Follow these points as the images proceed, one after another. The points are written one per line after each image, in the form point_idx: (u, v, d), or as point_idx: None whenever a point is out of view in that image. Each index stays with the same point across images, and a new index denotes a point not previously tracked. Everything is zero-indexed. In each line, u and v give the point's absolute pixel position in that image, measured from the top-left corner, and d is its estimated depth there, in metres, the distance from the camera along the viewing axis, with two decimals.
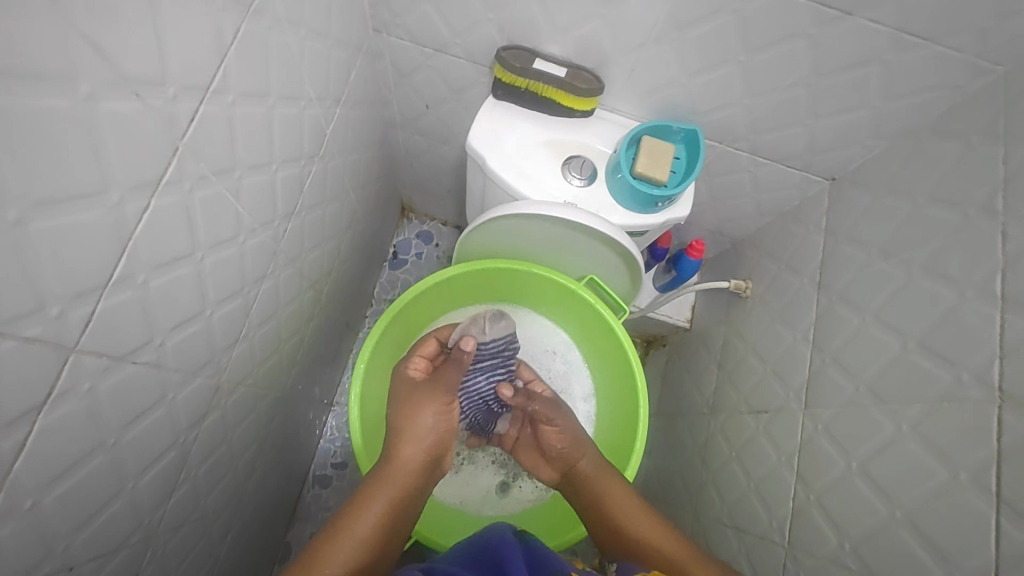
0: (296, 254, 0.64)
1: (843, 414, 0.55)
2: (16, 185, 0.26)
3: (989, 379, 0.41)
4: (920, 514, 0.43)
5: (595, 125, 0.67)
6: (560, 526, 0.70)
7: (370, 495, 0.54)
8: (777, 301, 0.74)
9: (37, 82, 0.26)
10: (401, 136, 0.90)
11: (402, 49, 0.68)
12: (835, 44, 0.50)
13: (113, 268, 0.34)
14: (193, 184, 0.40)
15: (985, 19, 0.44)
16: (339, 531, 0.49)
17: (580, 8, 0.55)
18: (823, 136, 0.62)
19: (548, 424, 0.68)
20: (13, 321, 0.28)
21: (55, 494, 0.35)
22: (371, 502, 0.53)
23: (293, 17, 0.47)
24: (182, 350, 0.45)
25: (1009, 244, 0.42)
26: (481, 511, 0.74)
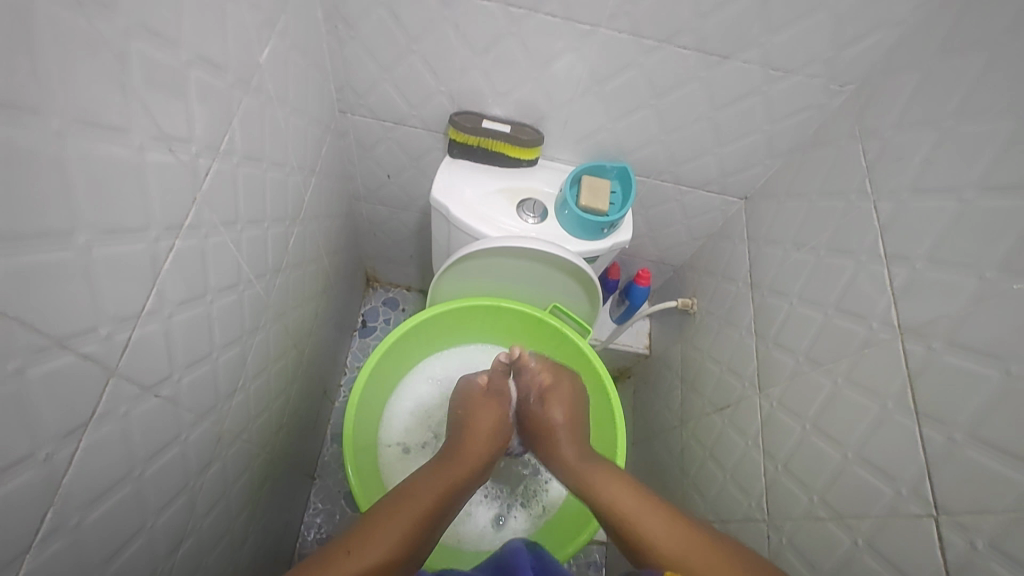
0: (281, 309, 0.68)
1: (791, 385, 0.62)
2: (87, 216, 0.31)
3: (891, 321, 0.49)
4: (867, 447, 0.50)
5: (540, 172, 0.78)
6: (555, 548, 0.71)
7: (411, 490, 0.56)
8: (720, 309, 0.83)
9: (108, 132, 0.32)
10: (366, 207, 0.98)
11: (364, 125, 0.78)
12: (722, 83, 0.63)
13: (146, 299, 0.38)
14: (207, 232, 0.45)
15: (826, 52, 0.57)
16: (383, 519, 0.51)
17: (517, 74, 0.66)
18: (730, 161, 0.74)
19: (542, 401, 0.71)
20: (73, 336, 0.32)
21: (93, 518, 0.37)
22: (416, 498, 0.55)
23: (280, 95, 0.55)
24: (194, 390, 0.48)
25: (882, 214, 0.53)
26: (480, 547, 0.74)
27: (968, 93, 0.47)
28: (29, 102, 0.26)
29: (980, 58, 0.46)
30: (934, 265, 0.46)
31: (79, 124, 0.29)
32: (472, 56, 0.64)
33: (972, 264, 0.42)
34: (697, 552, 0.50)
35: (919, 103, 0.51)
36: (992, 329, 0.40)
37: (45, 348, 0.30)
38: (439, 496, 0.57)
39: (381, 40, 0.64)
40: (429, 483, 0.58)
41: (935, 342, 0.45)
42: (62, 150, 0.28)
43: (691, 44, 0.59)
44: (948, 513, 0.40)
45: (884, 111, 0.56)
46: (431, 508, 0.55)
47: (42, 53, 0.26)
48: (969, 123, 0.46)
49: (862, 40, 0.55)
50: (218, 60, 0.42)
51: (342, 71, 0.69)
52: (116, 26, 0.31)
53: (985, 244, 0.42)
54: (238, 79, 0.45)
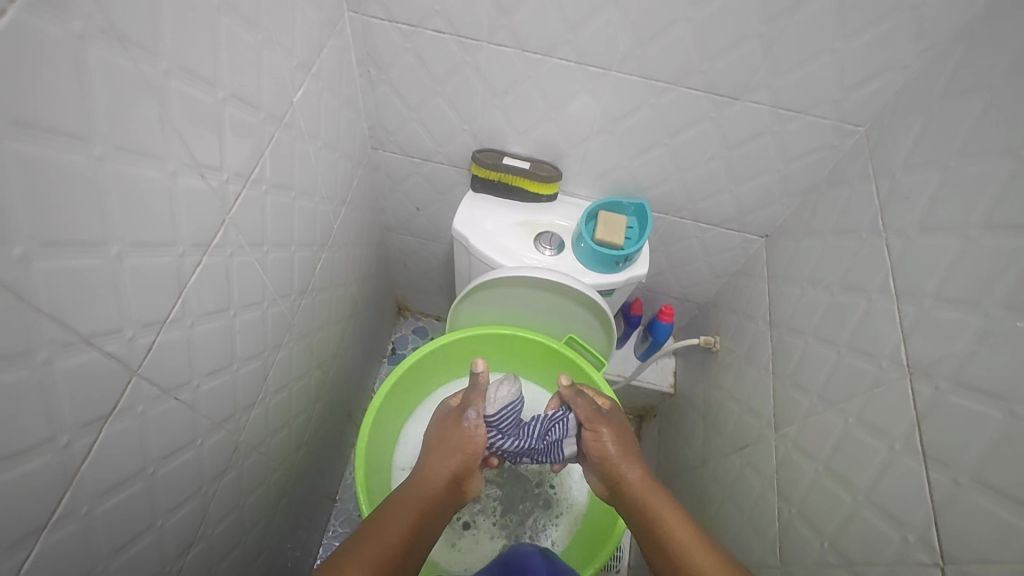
0: (306, 329, 0.72)
1: (805, 426, 0.60)
2: (120, 230, 0.35)
3: (899, 359, 0.48)
4: (875, 491, 0.48)
5: (559, 207, 0.80)
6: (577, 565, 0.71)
7: (386, 517, 0.56)
8: (741, 347, 0.82)
9: (145, 157, 0.36)
10: (396, 238, 1.03)
11: (395, 161, 0.83)
12: (733, 122, 0.64)
13: (171, 308, 0.42)
14: (234, 251, 0.50)
15: (834, 93, 0.58)
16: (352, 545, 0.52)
17: (535, 114, 0.70)
18: (747, 198, 0.75)
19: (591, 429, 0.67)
20: (100, 336, 0.36)
21: (105, 508, 0.41)
22: (392, 521, 0.55)
23: (312, 132, 0.60)
24: (212, 398, 0.52)
25: (892, 251, 0.52)
26: None
27: (972, 130, 0.46)
28: (76, 129, 0.31)
29: (984, 97, 0.45)
30: (939, 303, 0.45)
31: (119, 150, 0.34)
32: (492, 97, 0.69)
33: (978, 303, 0.41)
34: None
35: (927, 141, 0.51)
36: (997, 369, 0.38)
37: (71, 343, 0.34)
38: (417, 521, 0.57)
39: (409, 83, 0.69)
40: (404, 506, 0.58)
41: (941, 383, 0.43)
42: (103, 172, 0.33)
43: (699, 85, 0.61)
44: (955, 563, 0.39)
45: (895, 149, 0.56)
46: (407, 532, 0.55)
47: (91, 90, 0.31)
48: (974, 161, 0.45)
49: (870, 82, 0.56)
50: (252, 99, 0.47)
51: (374, 111, 0.75)
52: (159, 69, 0.36)
53: (990, 282, 0.41)
54: (270, 115, 0.50)
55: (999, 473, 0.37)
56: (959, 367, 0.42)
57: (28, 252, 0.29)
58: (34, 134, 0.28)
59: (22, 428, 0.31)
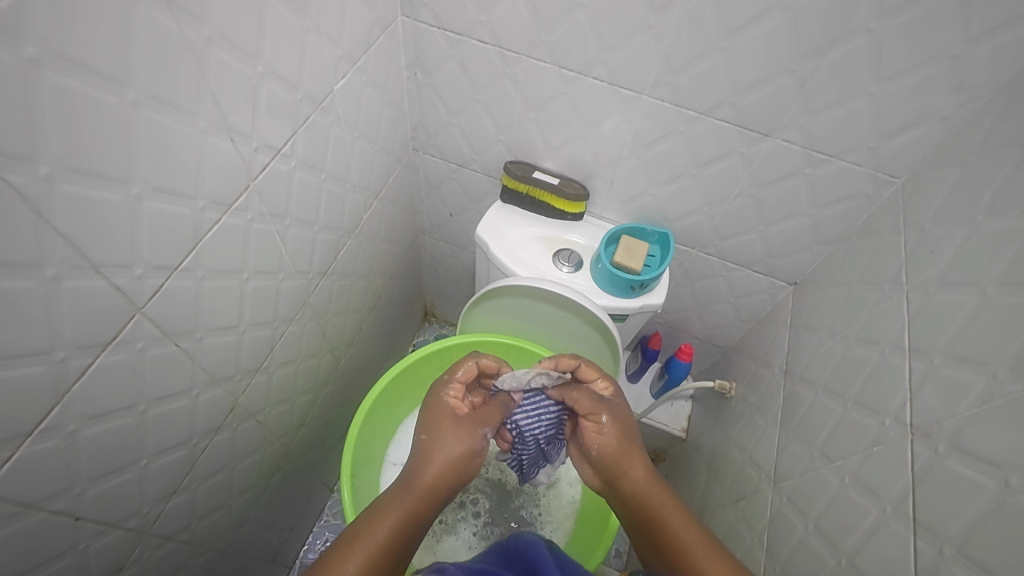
0: (321, 310, 0.75)
1: (803, 481, 0.57)
2: (143, 173, 0.39)
3: (903, 418, 0.45)
4: (861, 556, 0.44)
5: (583, 227, 0.81)
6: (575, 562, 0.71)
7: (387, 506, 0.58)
8: (755, 395, 0.79)
9: (176, 111, 0.39)
10: (428, 241, 1.06)
11: (433, 164, 0.86)
12: (764, 159, 0.63)
13: (184, 257, 0.46)
14: (254, 217, 0.53)
15: (870, 138, 0.56)
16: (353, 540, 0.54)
17: (567, 131, 0.71)
18: (776, 242, 0.73)
19: (590, 418, 0.65)
20: (109, 267, 0.39)
21: (92, 433, 0.43)
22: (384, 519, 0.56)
23: (350, 121, 0.64)
24: (214, 354, 0.55)
25: (911, 305, 0.50)
26: None
27: (1004, 185, 0.44)
28: (113, 73, 0.34)
29: (1020, 152, 0.43)
30: (950, 361, 0.42)
31: (152, 100, 0.37)
32: (528, 111, 0.71)
33: (988, 363, 0.39)
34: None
35: (960, 194, 0.49)
36: (998, 434, 0.36)
37: (81, 267, 0.37)
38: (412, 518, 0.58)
39: (452, 89, 0.72)
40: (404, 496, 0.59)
41: (940, 446, 0.40)
42: (133, 116, 0.36)
43: (730, 118, 0.60)
44: None
45: (928, 201, 0.53)
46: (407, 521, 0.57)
47: (133, 41, 0.34)
48: (1003, 216, 0.43)
49: (907, 130, 0.54)
50: (291, 79, 0.51)
51: (417, 113, 0.78)
52: (201, 35, 0.39)
53: (1002, 342, 0.38)
54: (307, 97, 0.54)
55: (987, 547, 0.34)
56: (960, 429, 0.39)
57: (52, 173, 0.32)
58: (73, 69, 0.32)
59: (20, 334, 0.34)
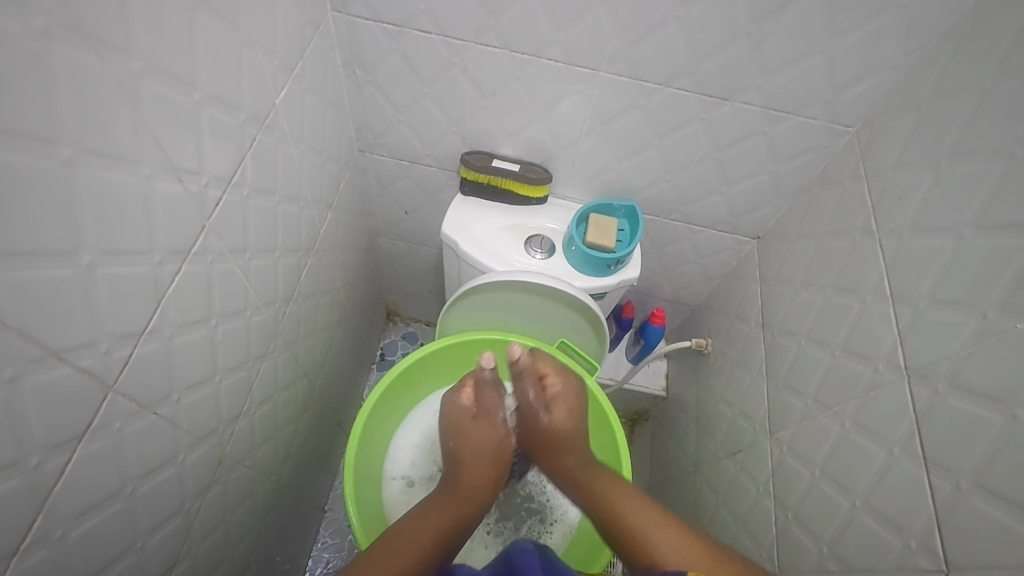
0: (292, 337, 0.71)
1: (801, 429, 0.60)
2: (92, 237, 0.34)
3: (896, 362, 0.47)
4: (875, 496, 0.47)
5: (549, 210, 0.79)
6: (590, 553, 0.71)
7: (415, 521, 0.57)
8: (734, 349, 0.81)
9: (117, 162, 0.34)
10: (384, 242, 1.02)
11: (382, 164, 0.82)
12: (724, 123, 0.64)
13: (148, 319, 0.41)
14: (214, 258, 0.48)
15: (825, 92, 0.57)
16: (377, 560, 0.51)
17: (524, 115, 0.69)
18: (739, 200, 0.74)
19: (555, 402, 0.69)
20: (71, 350, 0.34)
21: (81, 531, 0.39)
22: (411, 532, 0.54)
23: (295, 134, 0.59)
24: (193, 412, 0.50)
25: (886, 252, 0.52)
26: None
27: (965, 129, 0.46)
28: (43, 133, 0.29)
29: (977, 95, 0.45)
30: (936, 304, 0.45)
31: (90, 154, 0.32)
32: (480, 99, 0.67)
33: (975, 303, 0.41)
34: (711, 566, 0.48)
35: (920, 140, 0.51)
36: (996, 370, 0.38)
37: (40, 359, 0.32)
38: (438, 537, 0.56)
39: (396, 85, 0.68)
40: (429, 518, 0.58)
41: (939, 386, 0.42)
42: (73, 177, 0.31)
43: (689, 86, 0.60)
44: (957, 569, 0.38)
45: (887, 148, 0.55)
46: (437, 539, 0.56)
47: (60, 91, 0.29)
48: (968, 160, 0.45)
49: (861, 81, 0.55)
50: (232, 101, 0.45)
51: (360, 112, 0.73)
52: (131, 69, 0.34)
53: (987, 282, 0.41)
54: (250, 117, 0.49)
55: (1001, 478, 0.36)
56: (957, 369, 0.41)
57: None
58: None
59: None
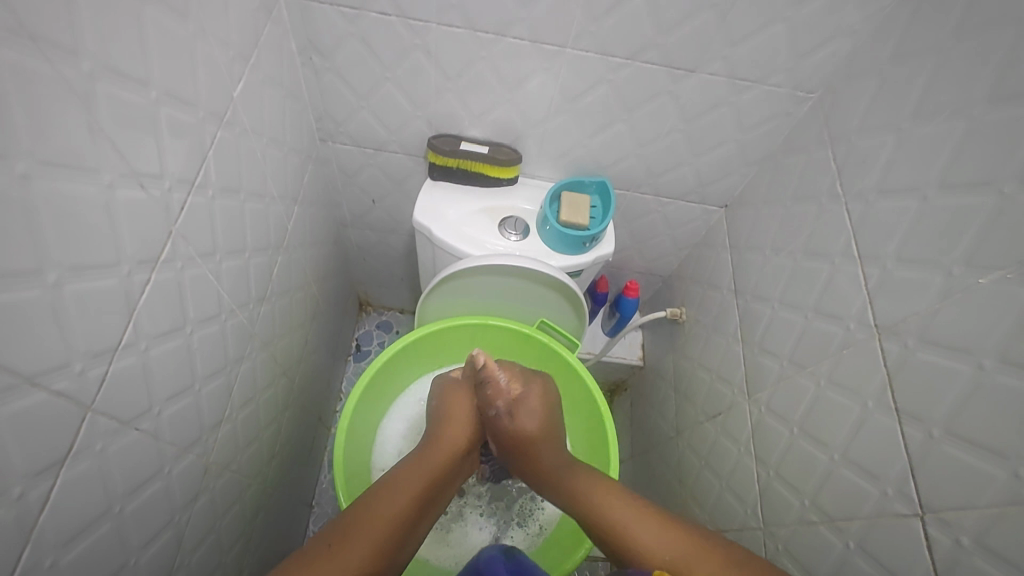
0: (267, 337, 0.69)
1: (778, 389, 0.62)
2: (57, 254, 0.32)
3: (867, 321, 0.50)
4: (852, 448, 0.49)
5: (521, 190, 0.79)
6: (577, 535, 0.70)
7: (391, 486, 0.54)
8: (707, 317, 0.84)
9: (76, 171, 0.32)
10: (353, 232, 0.99)
11: (346, 152, 0.80)
12: (690, 95, 0.64)
13: (121, 334, 0.39)
14: (184, 264, 0.46)
15: (787, 61, 0.58)
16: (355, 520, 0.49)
17: (491, 96, 0.67)
18: (706, 171, 0.75)
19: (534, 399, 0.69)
20: (45, 373, 0.32)
21: (71, 556, 0.38)
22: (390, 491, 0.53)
23: (256, 127, 0.56)
24: (175, 423, 0.48)
25: (852, 215, 0.54)
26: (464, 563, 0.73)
27: (924, 93, 0.48)
28: None
29: (934, 59, 0.47)
30: (902, 264, 0.47)
31: (46, 166, 0.30)
32: (445, 81, 0.66)
33: (940, 261, 0.43)
34: (695, 558, 0.47)
35: (880, 106, 0.53)
36: (962, 323, 0.40)
37: (14, 387, 0.30)
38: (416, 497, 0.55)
39: (356, 70, 0.66)
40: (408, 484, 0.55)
41: (909, 341, 0.45)
42: (29, 192, 0.29)
43: (656, 59, 0.60)
44: (932, 511, 0.41)
45: (849, 114, 0.57)
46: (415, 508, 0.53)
47: (7, 101, 0.27)
48: (928, 123, 0.47)
49: (821, 49, 0.56)
50: (189, 97, 0.43)
51: (320, 101, 0.71)
52: (81, 70, 0.32)
53: (950, 240, 0.43)
54: (209, 114, 0.47)
55: (969, 423, 0.39)
56: (925, 324, 0.43)
57: None
58: None
59: None
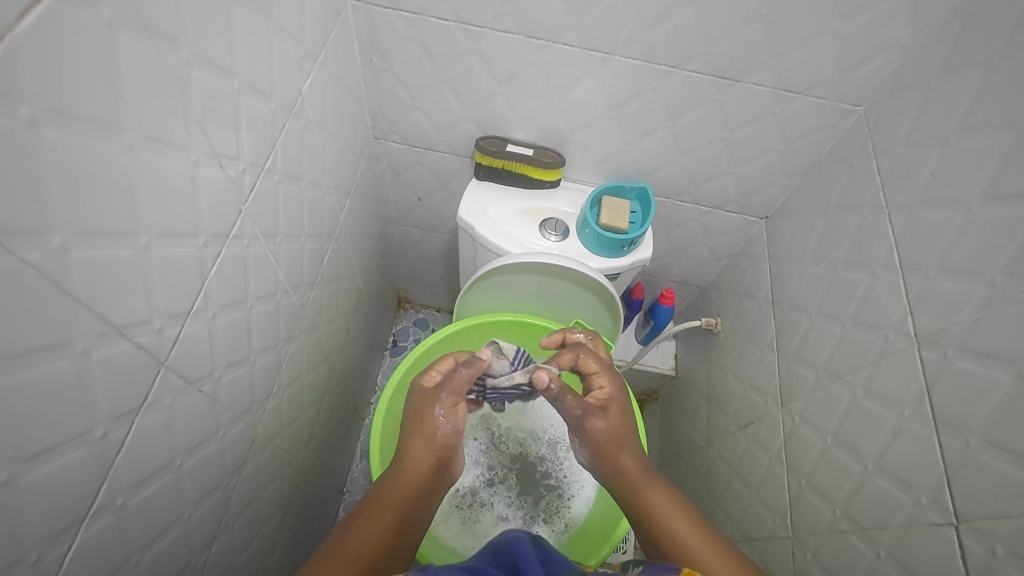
0: (315, 321, 0.73)
1: (812, 399, 0.62)
2: (148, 220, 0.35)
3: (906, 330, 0.50)
4: (886, 458, 0.49)
5: (562, 193, 0.81)
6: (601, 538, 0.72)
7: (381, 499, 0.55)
8: (743, 327, 0.84)
9: (169, 147, 0.36)
10: (397, 229, 1.03)
11: (396, 150, 0.84)
12: (735, 105, 0.65)
13: (194, 300, 0.42)
14: (250, 242, 0.50)
15: (834, 72, 0.59)
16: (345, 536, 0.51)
17: (538, 100, 0.70)
18: (748, 180, 0.76)
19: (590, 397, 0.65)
20: (131, 327, 0.36)
21: (138, 500, 0.41)
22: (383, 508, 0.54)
23: (318, 121, 0.60)
24: (232, 390, 0.52)
25: (895, 226, 0.54)
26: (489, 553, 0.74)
27: (973, 105, 0.48)
28: (107, 118, 0.30)
29: (984, 72, 0.47)
30: (945, 274, 0.47)
31: (146, 140, 0.34)
32: (495, 85, 0.69)
33: (983, 271, 0.43)
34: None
35: (928, 118, 0.53)
36: (1003, 333, 0.40)
37: (106, 335, 0.34)
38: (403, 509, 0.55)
39: (412, 72, 0.69)
40: (397, 488, 0.56)
41: (949, 350, 0.44)
42: (132, 161, 0.33)
43: (702, 68, 0.62)
44: (966, 521, 0.40)
45: (895, 126, 0.57)
46: (408, 507, 0.56)
47: (121, 79, 0.31)
48: (975, 134, 0.47)
49: (869, 61, 0.57)
50: (264, 88, 0.47)
51: (376, 100, 0.75)
52: (180, 58, 0.36)
53: (995, 250, 0.43)
54: (281, 105, 0.50)
55: (1008, 433, 0.38)
56: (965, 334, 0.43)
57: (67, 241, 0.29)
58: (69, 122, 0.28)
59: (62, 418, 0.32)
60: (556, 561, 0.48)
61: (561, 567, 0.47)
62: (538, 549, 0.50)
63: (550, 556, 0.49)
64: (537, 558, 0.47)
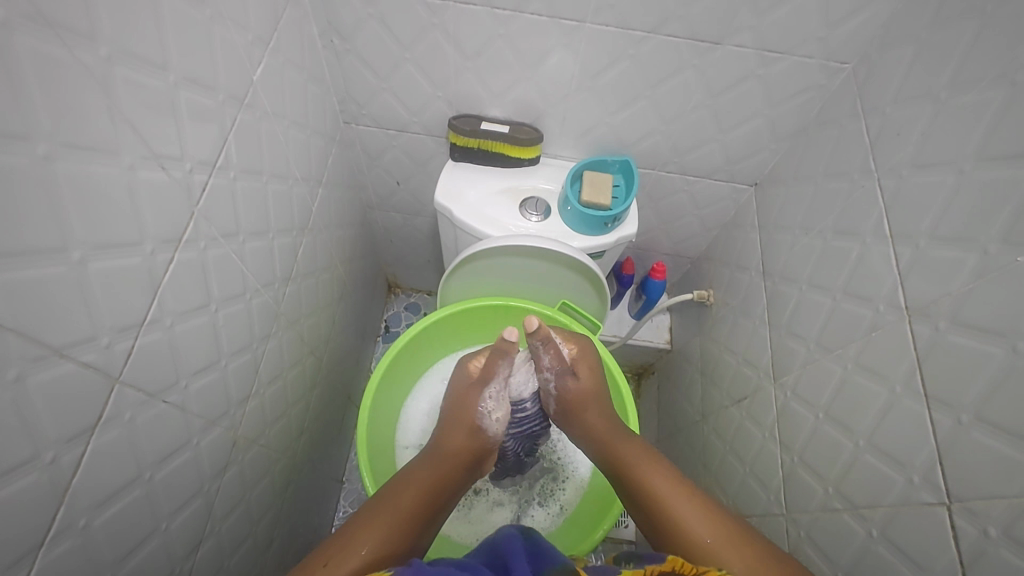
0: (294, 316, 0.71)
1: (804, 374, 0.60)
2: (80, 233, 0.33)
3: (897, 302, 0.47)
4: (877, 435, 0.48)
5: (542, 170, 0.78)
6: (591, 523, 0.71)
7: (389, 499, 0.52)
8: (735, 299, 0.81)
9: (97, 154, 0.34)
10: (379, 214, 1.01)
11: (369, 134, 0.81)
12: (716, 68, 0.62)
13: (146, 310, 0.41)
14: (207, 244, 0.48)
15: (819, 29, 0.55)
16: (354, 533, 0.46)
17: (511, 74, 0.67)
18: (734, 147, 0.73)
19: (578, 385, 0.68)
20: (73, 346, 0.34)
21: (103, 519, 0.40)
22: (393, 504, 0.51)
23: (277, 110, 0.57)
24: (203, 396, 0.51)
25: (885, 191, 0.52)
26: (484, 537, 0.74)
27: (964, 59, 0.45)
28: (11, 128, 0.28)
29: (978, 21, 0.44)
30: (936, 243, 0.44)
31: (67, 147, 0.31)
32: (463, 60, 0.65)
33: (976, 238, 0.41)
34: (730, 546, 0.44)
35: (918, 74, 0.50)
36: (995, 305, 0.38)
37: (43, 357, 0.32)
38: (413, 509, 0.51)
39: (376, 51, 0.66)
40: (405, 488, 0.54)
41: (940, 323, 0.42)
42: (50, 174, 0.30)
43: (679, 31, 0.58)
44: (959, 500, 0.39)
45: (885, 83, 0.54)
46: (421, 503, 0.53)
47: (25, 86, 0.28)
48: (967, 91, 0.44)
49: (856, 15, 0.53)
50: (208, 81, 0.44)
51: (342, 83, 0.71)
52: (99, 55, 0.33)
53: (990, 215, 0.40)
54: (229, 97, 0.48)
55: (1001, 411, 0.37)
56: (958, 306, 0.41)
57: None
58: None
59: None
60: (547, 554, 0.47)
61: (552, 560, 0.45)
62: (530, 544, 0.49)
63: (541, 549, 0.47)
64: (528, 555, 0.47)
